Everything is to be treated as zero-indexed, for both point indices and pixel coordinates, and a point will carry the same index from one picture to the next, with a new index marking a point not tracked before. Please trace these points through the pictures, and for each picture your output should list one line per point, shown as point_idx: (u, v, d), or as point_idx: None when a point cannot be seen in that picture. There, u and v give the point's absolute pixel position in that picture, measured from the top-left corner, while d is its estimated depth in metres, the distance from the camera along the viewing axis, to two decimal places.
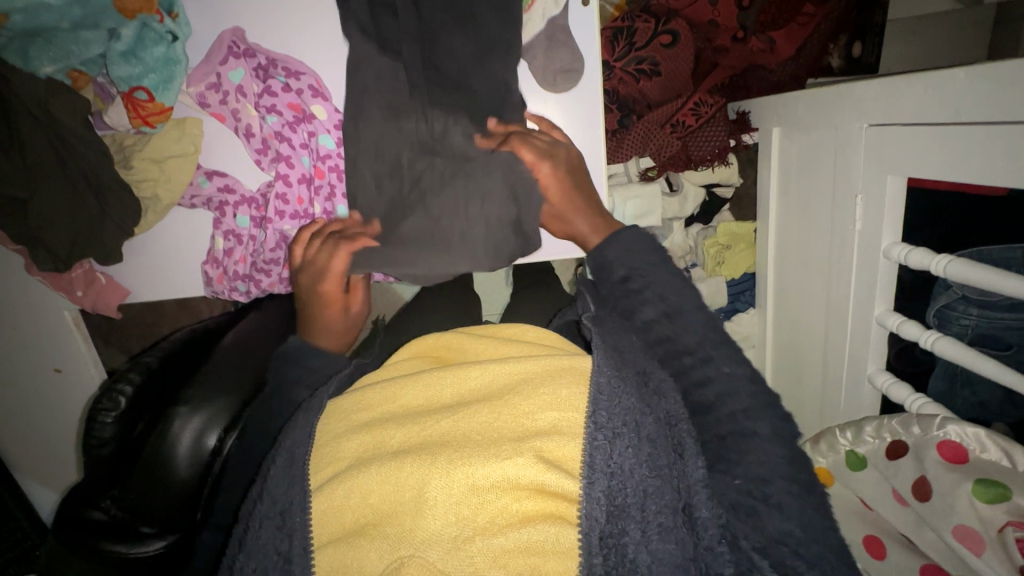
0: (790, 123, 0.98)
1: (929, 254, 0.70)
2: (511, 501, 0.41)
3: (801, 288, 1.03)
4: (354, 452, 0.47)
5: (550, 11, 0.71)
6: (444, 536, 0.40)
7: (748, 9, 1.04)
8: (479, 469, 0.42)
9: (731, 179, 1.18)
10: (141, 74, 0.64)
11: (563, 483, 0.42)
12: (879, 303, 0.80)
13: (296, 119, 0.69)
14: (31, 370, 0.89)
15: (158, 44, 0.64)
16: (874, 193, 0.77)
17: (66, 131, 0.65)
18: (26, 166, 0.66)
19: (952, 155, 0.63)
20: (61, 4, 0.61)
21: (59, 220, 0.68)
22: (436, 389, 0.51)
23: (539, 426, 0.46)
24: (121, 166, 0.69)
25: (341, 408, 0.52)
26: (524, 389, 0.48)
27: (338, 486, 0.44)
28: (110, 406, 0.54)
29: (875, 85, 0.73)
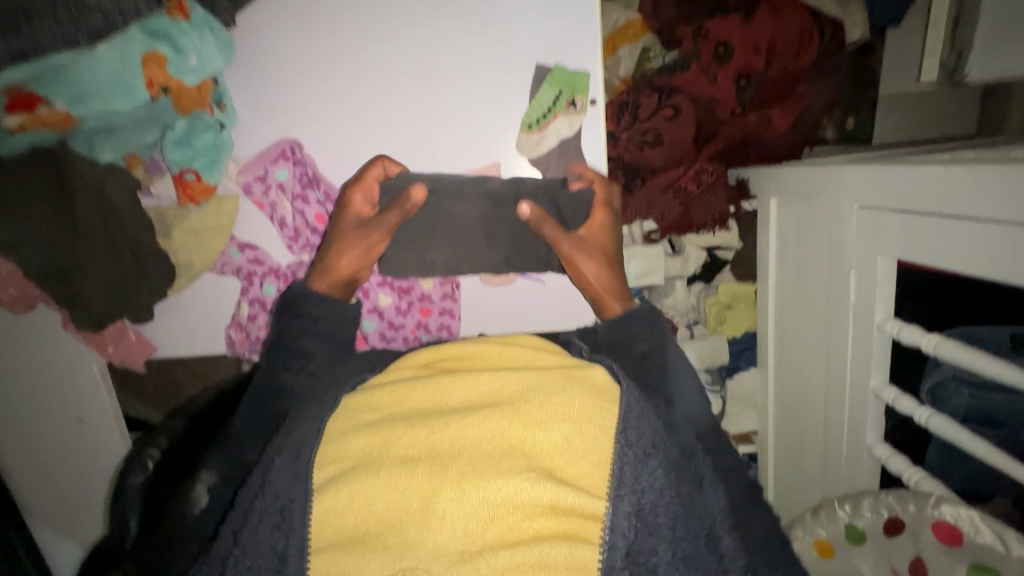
0: (786, 194, 1.03)
1: (920, 331, 0.74)
2: (525, 518, 0.53)
3: (799, 352, 1.06)
4: (359, 451, 0.59)
5: (563, 132, 0.76)
6: (448, 549, 0.52)
7: (745, 87, 1.10)
8: (491, 487, 0.54)
9: (732, 242, 1.22)
10: (192, 158, 0.71)
11: (574, 499, 0.54)
12: (875, 375, 0.82)
13: (320, 229, 0.77)
14: (46, 425, 0.90)
15: (207, 132, 0.70)
16: (866, 271, 0.81)
17: (115, 205, 0.71)
18: (76, 239, 0.72)
19: (941, 242, 0.67)
20: (128, 109, 0.66)
21: (101, 285, 0.74)
22: (444, 393, 0.63)
23: (552, 435, 0.58)
24: (161, 234, 0.75)
25: (351, 404, 0.64)
26: (532, 400, 0.60)
27: (348, 490, 0.56)
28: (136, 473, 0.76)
29: (863, 172, 0.79)
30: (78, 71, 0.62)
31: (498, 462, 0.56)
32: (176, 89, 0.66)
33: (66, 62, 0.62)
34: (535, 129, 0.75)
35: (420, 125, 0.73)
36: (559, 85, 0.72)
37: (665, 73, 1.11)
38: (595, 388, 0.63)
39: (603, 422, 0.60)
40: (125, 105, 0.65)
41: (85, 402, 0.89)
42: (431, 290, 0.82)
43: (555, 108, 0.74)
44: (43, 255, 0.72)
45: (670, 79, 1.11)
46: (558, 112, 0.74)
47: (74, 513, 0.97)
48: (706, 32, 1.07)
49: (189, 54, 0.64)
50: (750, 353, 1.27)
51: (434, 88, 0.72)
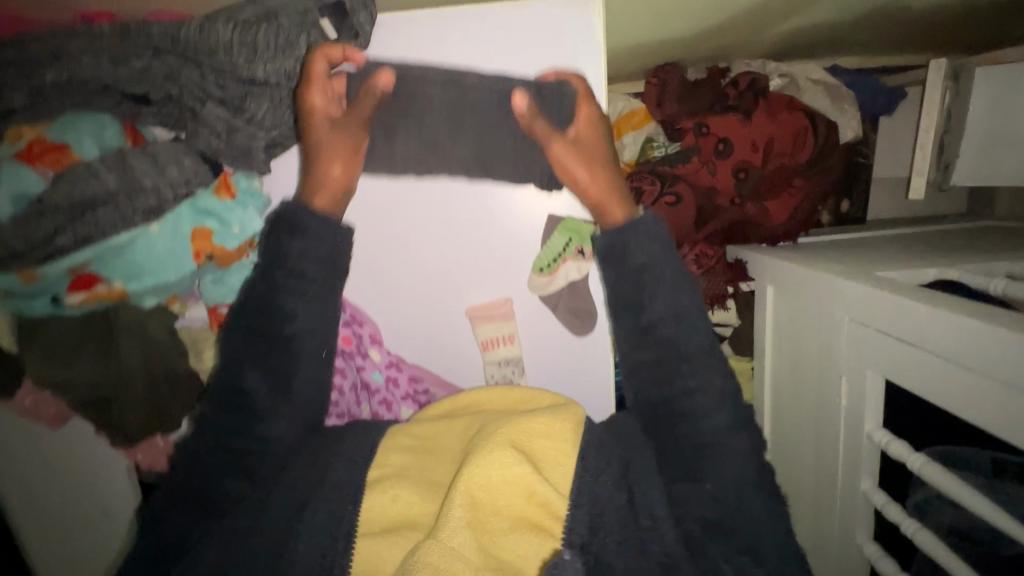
0: (783, 286, 1.08)
1: (907, 447, 0.78)
2: (509, 507, 0.66)
3: (793, 438, 1.10)
4: (397, 463, 0.72)
5: (571, 275, 0.81)
6: (461, 527, 0.62)
7: (743, 181, 1.14)
8: (489, 482, 0.65)
9: (729, 319, 1.29)
10: (227, 294, 0.78)
11: (546, 496, 0.66)
12: (865, 478, 0.86)
13: (347, 350, 0.85)
14: (69, 518, 0.91)
15: (243, 273, 0.77)
16: (858, 380, 0.85)
17: (154, 340, 0.78)
18: (117, 371, 0.78)
19: (928, 373, 0.71)
20: (177, 275, 0.73)
21: (136, 410, 0.81)
22: (454, 426, 0.77)
23: (531, 450, 0.70)
24: (194, 357, 0.82)
25: (400, 430, 0.77)
26: (516, 422, 0.72)
27: (379, 495, 0.68)
28: None
29: (856, 288, 0.83)
30: (134, 251, 0.69)
31: (490, 447, 0.68)
32: (218, 256, 0.73)
33: (124, 243, 0.68)
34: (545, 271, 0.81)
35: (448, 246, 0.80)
36: (569, 233, 0.79)
37: (668, 163, 1.17)
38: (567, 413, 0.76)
39: (569, 445, 0.72)
40: (174, 274, 0.72)
41: (103, 495, 0.90)
42: None
43: (566, 253, 0.80)
44: (85, 389, 0.78)
45: (672, 169, 1.16)
46: (567, 258, 0.80)
47: None
48: (708, 129, 1.13)
49: (233, 223, 0.73)
50: None
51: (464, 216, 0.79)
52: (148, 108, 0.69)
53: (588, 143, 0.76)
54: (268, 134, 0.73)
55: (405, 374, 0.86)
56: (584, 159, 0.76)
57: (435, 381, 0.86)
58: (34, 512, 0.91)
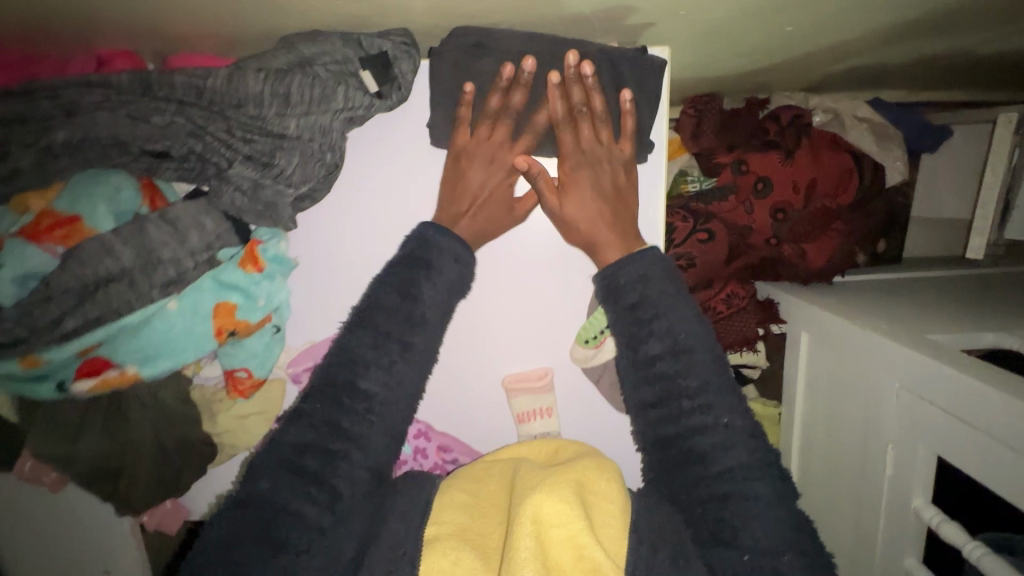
0: (821, 336, 1.03)
1: (961, 531, 0.73)
2: (568, 554, 0.57)
3: (824, 493, 1.06)
4: (451, 521, 0.64)
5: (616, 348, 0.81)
6: None
7: (782, 221, 1.09)
8: (550, 537, 0.58)
9: (757, 363, 1.22)
10: (245, 356, 0.73)
11: (595, 546, 0.57)
12: (909, 553, 0.82)
13: None
14: (88, 551, 0.89)
15: (263, 337, 0.73)
16: (905, 451, 0.81)
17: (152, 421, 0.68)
18: (125, 444, 0.74)
19: (990, 462, 0.67)
20: (197, 350, 0.69)
21: (146, 485, 0.77)
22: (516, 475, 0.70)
23: (586, 502, 0.63)
24: (207, 420, 0.79)
25: (452, 482, 0.70)
26: (571, 473, 0.66)
27: (431, 557, 0.59)
28: None
29: (909, 357, 0.78)
30: (152, 330, 0.65)
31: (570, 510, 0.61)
32: (241, 329, 0.70)
33: (136, 321, 0.64)
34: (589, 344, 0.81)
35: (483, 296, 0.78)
36: None
37: (702, 199, 1.11)
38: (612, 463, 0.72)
39: (619, 510, 0.64)
40: (195, 350, 0.68)
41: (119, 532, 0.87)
42: None
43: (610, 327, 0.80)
44: (93, 467, 0.74)
45: (707, 206, 1.11)
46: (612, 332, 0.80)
47: None
48: (746, 167, 1.07)
49: (257, 296, 0.69)
50: None
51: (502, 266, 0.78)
52: (166, 162, 0.66)
53: (577, 177, 0.72)
54: (298, 190, 0.68)
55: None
56: (566, 157, 0.72)
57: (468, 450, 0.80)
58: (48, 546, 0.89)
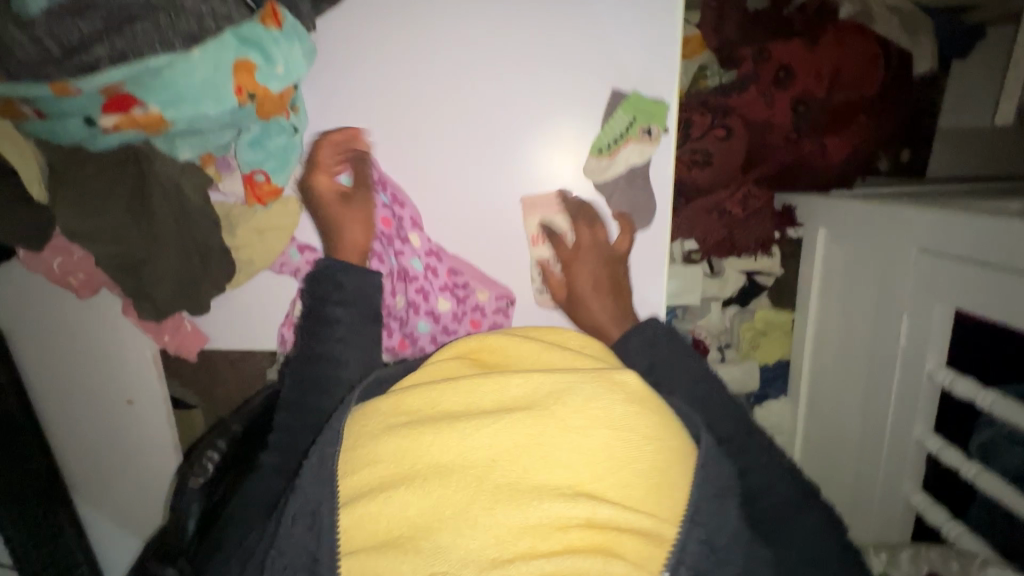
0: (838, 227, 1.01)
1: (976, 385, 0.72)
2: (558, 527, 0.49)
3: (836, 390, 1.04)
4: (391, 455, 0.54)
5: (633, 159, 0.72)
6: (483, 554, 0.47)
7: (803, 114, 1.08)
8: (532, 510, 0.49)
9: (772, 269, 1.20)
10: (262, 159, 0.70)
11: (606, 512, 0.49)
12: (920, 423, 0.80)
13: (386, 231, 0.76)
14: (101, 400, 0.90)
15: (280, 135, 0.68)
16: (922, 316, 0.79)
17: (189, 205, 0.70)
18: (151, 234, 0.70)
19: (1011, 299, 0.65)
20: (216, 114, 0.62)
21: (168, 280, 0.73)
22: (475, 394, 0.59)
23: (586, 437, 0.53)
24: (225, 231, 0.74)
25: (378, 407, 0.60)
26: (568, 401, 0.56)
27: (376, 500, 0.52)
28: (198, 473, 0.73)
29: (928, 215, 0.77)
30: (175, 74, 0.57)
31: (534, 447, 0.53)
32: (261, 97, 0.63)
33: (164, 65, 0.56)
34: (605, 153, 0.72)
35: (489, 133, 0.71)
36: (633, 112, 0.69)
37: (721, 93, 1.09)
38: (624, 391, 0.58)
39: (645, 430, 0.55)
40: (214, 109, 0.61)
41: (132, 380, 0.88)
42: (485, 302, 0.78)
43: (628, 134, 0.70)
44: (108, 246, 0.71)
45: (725, 100, 1.09)
46: (630, 139, 0.71)
47: (114, 487, 0.98)
48: (769, 56, 1.06)
49: (278, 62, 0.61)
50: (781, 382, 1.25)
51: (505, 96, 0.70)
52: None
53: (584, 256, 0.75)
54: None
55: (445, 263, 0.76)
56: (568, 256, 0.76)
57: (478, 277, 0.76)
58: (65, 395, 0.91)
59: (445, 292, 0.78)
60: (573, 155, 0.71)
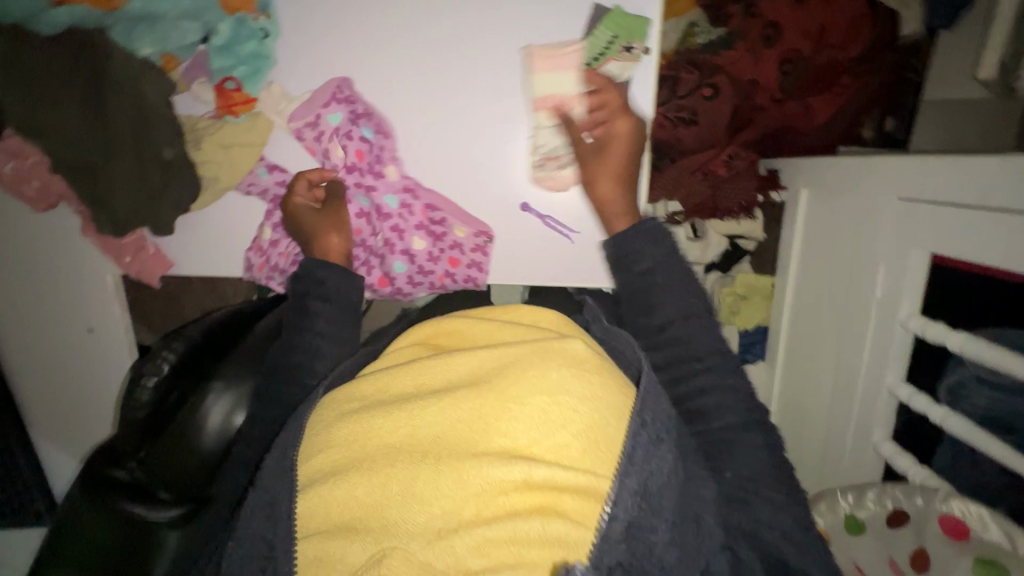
0: (820, 186, 1.01)
1: (947, 329, 0.72)
2: (497, 494, 0.42)
3: (811, 349, 1.05)
4: (341, 442, 0.47)
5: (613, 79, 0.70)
6: (428, 529, 0.41)
7: (789, 74, 1.07)
8: (472, 483, 0.42)
9: (755, 233, 1.20)
10: (233, 65, 0.69)
11: (546, 473, 0.42)
12: (891, 372, 0.81)
13: (360, 165, 0.74)
14: (67, 331, 0.88)
15: (250, 40, 0.68)
16: (898, 265, 0.79)
17: (149, 108, 0.67)
18: (106, 133, 0.67)
19: (985, 238, 0.65)
20: None
21: (126, 188, 0.70)
22: (423, 375, 0.50)
23: (528, 408, 0.45)
24: (191, 145, 0.72)
25: (335, 396, 0.53)
26: (512, 371, 0.48)
27: (323, 486, 0.45)
28: (153, 372, 0.63)
29: (910, 162, 0.77)
30: None
31: (479, 422, 0.45)
32: None
33: None
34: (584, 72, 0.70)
35: (467, 60, 0.70)
36: (615, 27, 0.67)
37: (708, 50, 1.09)
38: (581, 364, 0.49)
39: (584, 392, 0.47)
40: None
41: (98, 310, 0.86)
42: (463, 239, 0.79)
43: (608, 52, 0.68)
44: (62, 148, 0.67)
45: (712, 58, 1.08)
46: (611, 57, 0.69)
47: (81, 424, 0.97)
48: (757, 11, 1.06)
49: None
50: (760, 345, 1.26)
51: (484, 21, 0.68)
52: None
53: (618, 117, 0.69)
54: None
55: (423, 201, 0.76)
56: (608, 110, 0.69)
57: (456, 213, 0.77)
58: (28, 325, 0.88)
59: (423, 232, 0.77)
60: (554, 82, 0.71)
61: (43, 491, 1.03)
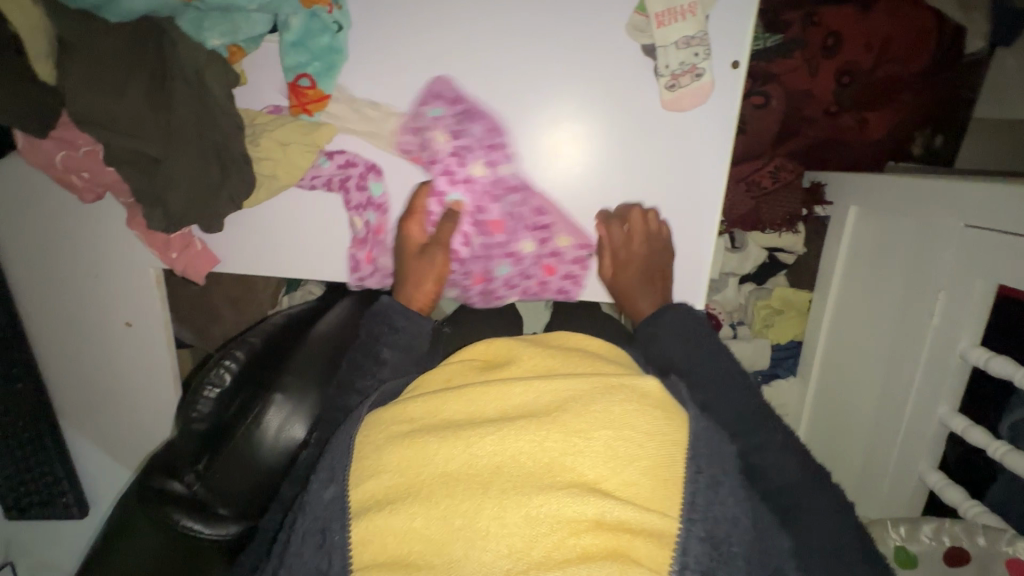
0: (871, 205, 0.98)
1: (1012, 364, 0.70)
2: (567, 535, 0.39)
3: (849, 372, 1.03)
4: (394, 469, 0.44)
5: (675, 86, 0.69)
6: (496, 568, 0.39)
7: (847, 86, 1.05)
8: (543, 522, 0.40)
9: (795, 246, 1.17)
10: (307, 61, 0.66)
11: (623, 515, 0.40)
12: (945, 403, 0.79)
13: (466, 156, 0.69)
14: (102, 322, 0.86)
15: (323, 34, 0.65)
16: (960, 294, 0.78)
17: (212, 102, 0.65)
18: (169, 127, 0.64)
19: None
20: None
21: (182, 186, 0.65)
22: (478, 402, 0.47)
23: (596, 444, 0.43)
24: (249, 142, 0.69)
25: (381, 415, 0.49)
26: (575, 407, 0.45)
27: (378, 516, 0.43)
28: (218, 381, 0.67)
29: (979, 188, 0.74)
30: None
31: (546, 455, 0.43)
32: None
33: None
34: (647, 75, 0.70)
35: (534, 63, 0.65)
36: None
37: (765, 57, 1.04)
38: (647, 400, 0.47)
39: (650, 428, 0.45)
40: None
41: (133, 303, 0.84)
42: (565, 248, 0.72)
43: None
44: (120, 138, 0.64)
45: (768, 66, 1.04)
46: None
47: (110, 416, 0.95)
48: (818, 20, 1.02)
49: None
50: (791, 362, 1.24)
51: (557, 20, 0.63)
52: None
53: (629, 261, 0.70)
54: None
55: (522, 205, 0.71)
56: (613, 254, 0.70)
57: (564, 220, 0.71)
58: (64, 314, 0.86)
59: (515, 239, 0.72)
60: (630, 92, 0.65)
61: (69, 484, 1.01)
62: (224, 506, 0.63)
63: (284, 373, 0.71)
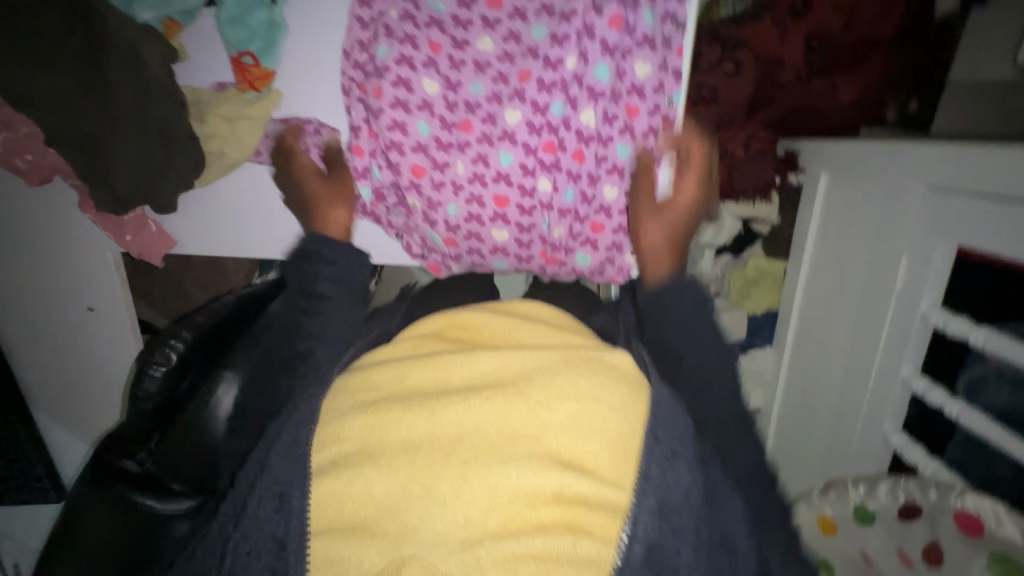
0: (840, 169, 0.98)
1: (969, 324, 0.71)
2: (524, 505, 0.41)
3: (819, 337, 1.04)
4: (357, 436, 0.46)
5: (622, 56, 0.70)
6: (450, 537, 0.41)
7: (816, 50, 1.03)
8: (499, 491, 0.42)
9: (769, 216, 1.15)
10: (247, 39, 0.70)
11: (580, 485, 0.42)
12: (907, 363, 0.81)
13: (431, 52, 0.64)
14: (67, 307, 0.89)
15: (258, 9, 0.68)
16: (921, 255, 0.78)
17: (150, 77, 0.66)
18: (104, 105, 0.64)
19: (1012, 232, 0.64)
20: None
21: (126, 166, 0.67)
22: (445, 369, 0.50)
23: (556, 417, 0.45)
24: (195, 118, 0.73)
25: (344, 383, 0.51)
26: (540, 378, 0.47)
27: (341, 477, 0.44)
28: (162, 362, 0.66)
29: (938, 149, 0.75)
30: None
31: None
32: None
33: None
34: None
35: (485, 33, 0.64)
36: None
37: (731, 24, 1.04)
38: (613, 372, 0.49)
39: (616, 401, 0.47)
40: None
41: (97, 284, 0.87)
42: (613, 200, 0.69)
43: None
44: (61, 121, 0.63)
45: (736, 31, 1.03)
46: None
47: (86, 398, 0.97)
48: None
49: None
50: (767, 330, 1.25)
51: None
52: None
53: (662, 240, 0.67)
54: None
55: (550, 135, 0.65)
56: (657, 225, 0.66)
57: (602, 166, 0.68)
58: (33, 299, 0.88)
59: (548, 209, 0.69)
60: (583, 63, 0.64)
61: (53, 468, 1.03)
62: (176, 482, 0.70)
63: (232, 350, 0.73)
